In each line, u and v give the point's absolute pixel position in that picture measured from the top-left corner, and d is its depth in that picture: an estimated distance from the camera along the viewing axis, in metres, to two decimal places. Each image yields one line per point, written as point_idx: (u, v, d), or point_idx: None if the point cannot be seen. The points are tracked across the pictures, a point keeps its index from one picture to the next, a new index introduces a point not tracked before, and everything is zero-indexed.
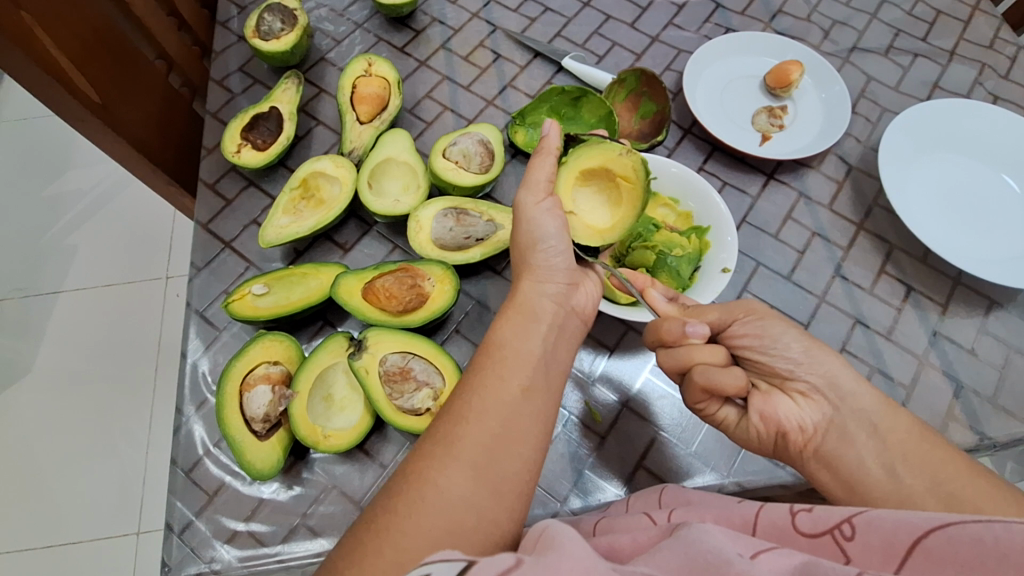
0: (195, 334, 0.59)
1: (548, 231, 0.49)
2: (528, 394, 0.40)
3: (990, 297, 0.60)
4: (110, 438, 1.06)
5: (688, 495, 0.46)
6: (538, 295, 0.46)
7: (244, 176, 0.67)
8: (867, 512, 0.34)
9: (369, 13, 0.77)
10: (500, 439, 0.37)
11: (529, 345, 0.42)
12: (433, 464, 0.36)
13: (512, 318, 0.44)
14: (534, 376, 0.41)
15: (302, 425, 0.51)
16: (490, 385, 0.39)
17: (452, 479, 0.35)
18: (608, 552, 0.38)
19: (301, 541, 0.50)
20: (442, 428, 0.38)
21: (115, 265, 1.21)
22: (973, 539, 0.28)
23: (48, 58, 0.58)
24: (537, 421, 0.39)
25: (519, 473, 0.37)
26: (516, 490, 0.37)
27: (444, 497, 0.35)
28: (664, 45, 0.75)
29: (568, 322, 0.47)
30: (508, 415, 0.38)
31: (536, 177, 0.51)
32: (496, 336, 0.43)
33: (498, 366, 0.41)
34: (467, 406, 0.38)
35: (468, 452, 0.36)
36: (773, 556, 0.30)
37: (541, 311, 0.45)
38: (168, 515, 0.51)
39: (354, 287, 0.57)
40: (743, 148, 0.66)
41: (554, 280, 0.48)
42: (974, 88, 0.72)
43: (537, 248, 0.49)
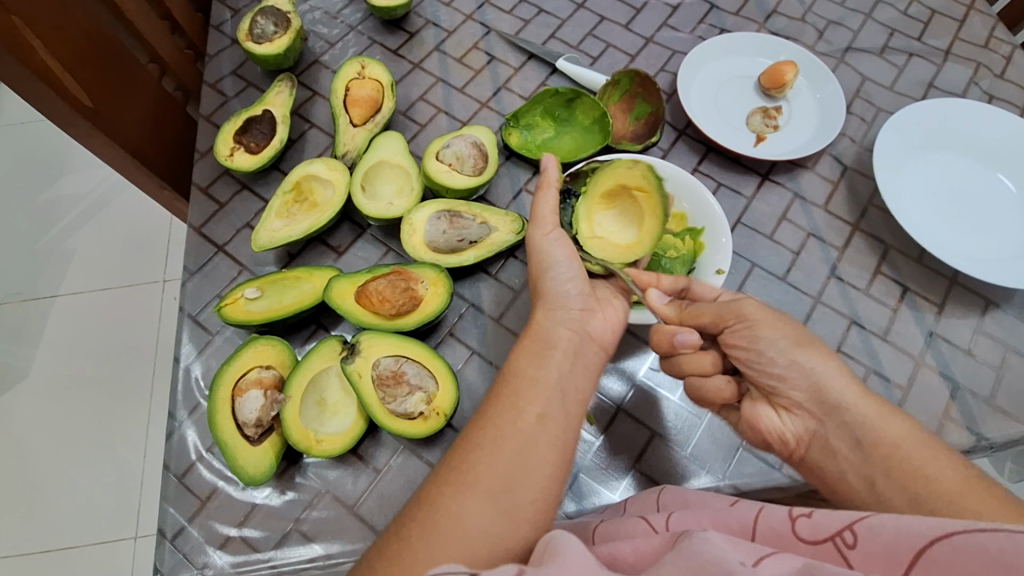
0: (188, 338, 0.59)
1: (561, 258, 0.50)
2: (544, 423, 0.39)
3: (986, 297, 0.60)
4: (108, 442, 1.06)
5: (686, 494, 0.46)
6: (557, 319, 0.46)
7: (237, 179, 0.67)
8: (870, 518, 0.33)
9: (362, 15, 0.77)
10: (516, 469, 0.37)
11: (547, 372, 0.42)
12: (447, 493, 0.36)
13: (530, 346, 0.44)
14: (550, 404, 0.40)
15: (295, 430, 0.51)
16: (506, 414, 0.39)
17: (466, 508, 0.35)
18: (609, 561, 0.37)
19: (295, 546, 0.50)
20: (457, 457, 0.38)
21: (111, 269, 1.21)
22: (979, 550, 0.28)
23: (40, 63, 0.58)
24: (553, 452, 0.39)
25: (537, 501, 0.37)
26: (532, 520, 0.36)
27: (458, 526, 0.35)
28: (658, 46, 0.75)
29: (588, 347, 0.46)
30: (525, 443, 0.38)
31: (544, 210, 0.52)
32: (513, 364, 0.43)
33: (514, 396, 0.40)
34: (483, 436, 0.38)
35: (481, 481, 0.36)
36: (776, 560, 0.31)
37: (557, 338, 0.44)
38: (161, 521, 0.51)
39: (346, 290, 0.56)
40: (738, 149, 0.66)
41: (572, 305, 0.47)
42: (970, 87, 0.72)
43: (555, 274, 0.49)
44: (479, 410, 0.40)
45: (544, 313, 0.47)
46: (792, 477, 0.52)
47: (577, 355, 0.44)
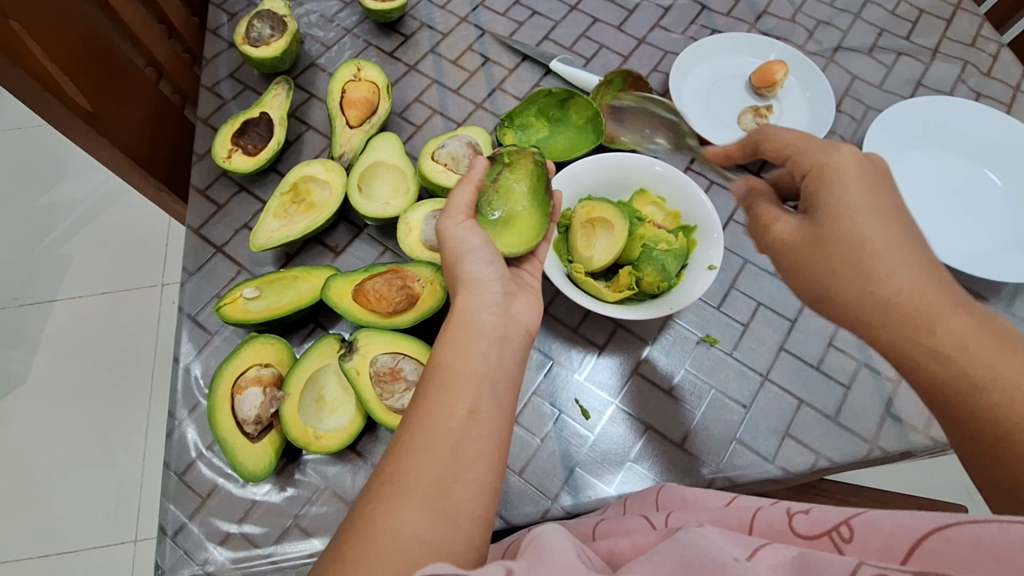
0: (187, 338, 0.59)
1: (474, 244, 0.48)
2: (475, 417, 0.38)
3: (975, 290, 0.61)
4: (108, 445, 1.06)
5: (684, 493, 0.47)
6: (474, 310, 0.44)
7: (235, 181, 0.68)
8: (866, 513, 0.34)
9: (358, 18, 0.78)
10: (449, 468, 0.35)
11: (466, 363, 0.40)
12: (383, 504, 0.34)
13: (449, 338, 0.42)
14: (479, 398, 0.39)
15: (293, 426, 0.51)
16: (433, 413, 0.38)
17: (402, 518, 0.33)
18: (608, 556, 0.38)
19: (295, 541, 0.50)
20: (389, 464, 0.36)
21: (109, 273, 1.21)
22: (972, 542, 0.29)
23: (37, 66, 0.58)
24: (488, 445, 0.37)
25: (475, 499, 0.35)
26: (473, 516, 0.35)
27: (397, 538, 0.33)
28: (650, 47, 0.76)
29: (512, 334, 0.44)
30: (456, 442, 0.37)
31: (459, 201, 0.50)
32: (437, 361, 0.41)
33: (437, 393, 0.39)
34: (415, 438, 0.37)
35: (420, 485, 0.35)
36: (772, 551, 0.32)
37: (478, 327, 0.43)
38: (162, 518, 0.51)
39: (343, 289, 0.57)
40: (730, 148, 0.67)
41: (487, 291, 0.46)
42: (957, 85, 0.73)
43: (460, 263, 0.47)
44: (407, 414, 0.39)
45: (466, 298, 0.45)
46: (784, 469, 0.53)
47: (502, 341, 0.43)
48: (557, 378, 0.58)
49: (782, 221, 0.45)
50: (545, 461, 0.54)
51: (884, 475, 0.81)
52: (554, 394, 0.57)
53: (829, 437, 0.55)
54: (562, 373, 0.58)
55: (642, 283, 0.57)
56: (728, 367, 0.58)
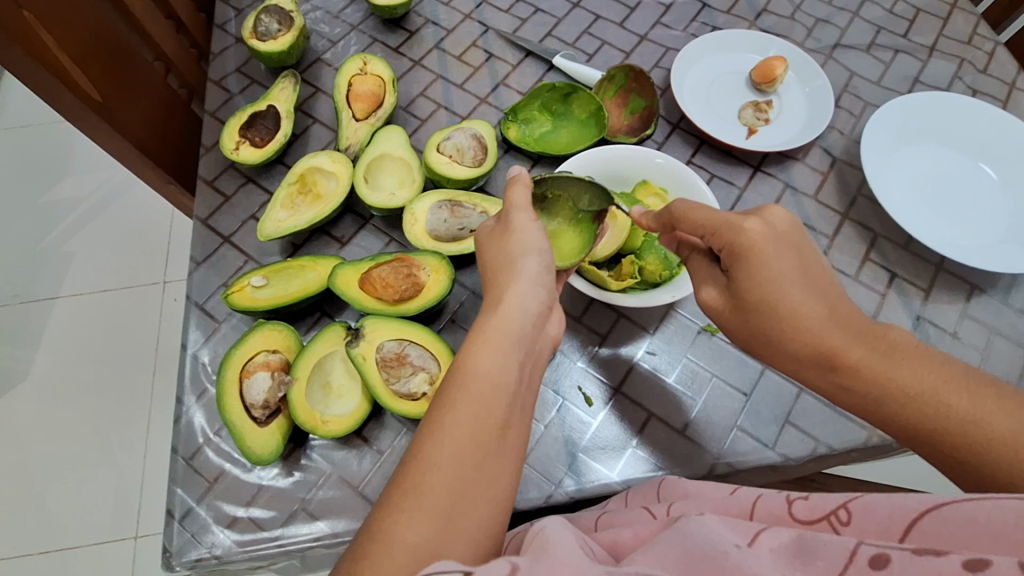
0: (195, 326, 0.60)
1: (529, 245, 0.48)
2: (503, 433, 0.39)
3: (971, 282, 0.62)
4: (110, 441, 1.07)
5: (686, 486, 0.47)
6: (519, 315, 0.44)
7: (242, 173, 0.69)
8: (862, 497, 0.35)
9: (363, 15, 0.79)
10: (473, 484, 0.36)
11: (502, 374, 0.40)
12: (401, 519, 0.35)
13: (491, 345, 0.42)
14: (509, 413, 0.40)
15: (301, 411, 0.52)
16: (465, 424, 0.38)
17: (423, 533, 0.34)
18: (610, 547, 0.39)
19: (302, 525, 0.51)
20: (409, 474, 0.36)
21: (112, 270, 1.22)
22: (967, 519, 0.30)
23: (50, 58, 0.59)
24: (510, 462, 0.39)
25: (491, 515, 0.37)
26: (488, 531, 0.36)
27: (416, 553, 0.33)
28: (652, 43, 0.77)
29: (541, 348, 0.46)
30: (483, 458, 0.37)
31: (521, 199, 0.50)
32: (472, 367, 0.40)
33: (474, 405, 0.38)
34: (438, 453, 0.37)
35: (437, 503, 0.35)
36: (772, 534, 0.33)
37: (520, 337, 0.43)
38: (169, 502, 0.52)
39: (350, 277, 0.58)
40: (730, 142, 0.68)
41: (535, 297, 0.46)
42: (954, 82, 0.74)
43: (519, 261, 0.47)
44: (434, 418, 0.38)
45: (515, 296, 0.45)
46: (784, 455, 0.54)
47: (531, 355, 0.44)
48: (561, 366, 0.59)
49: (707, 290, 0.50)
50: (548, 446, 0.55)
51: (884, 469, 0.81)
52: (558, 381, 0.58)
53: (829, 425, 0.55)
54: (565, 362, 0.59)
55: (644, 272, 0.58)
56: (729, 356, 0.59)
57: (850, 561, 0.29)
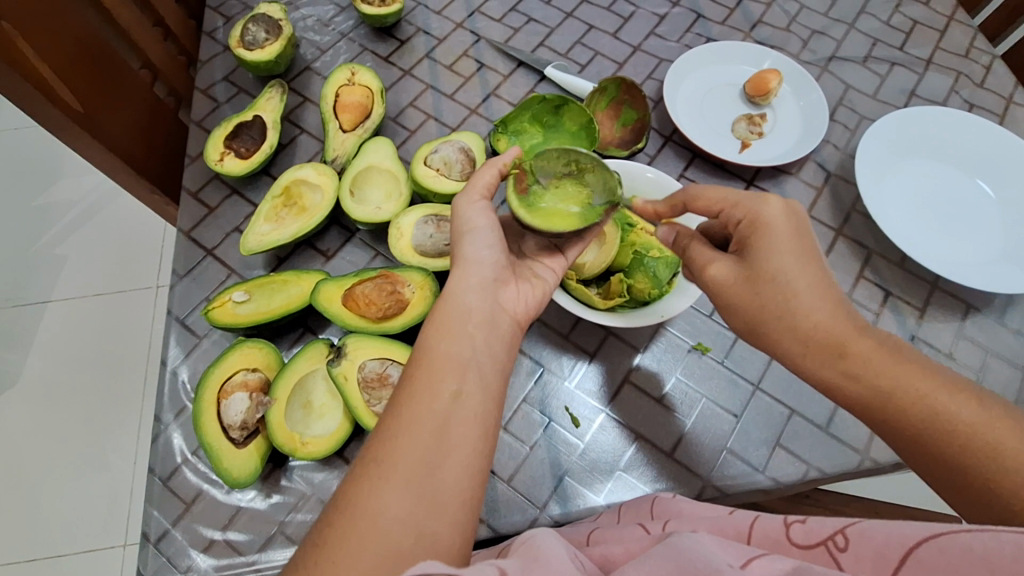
0: (175, 342, 0.59)
1: (482, 226, 0.47)
2: (461, 398, 0.38)
3: (967, 301, 0.61)
4: (98, 448, 1.05)
5: (679, 505, 0.46)
6: (466, 290, 0.44)
7: (227, 184, 0.68)
8: (862, 523, 0.33)
9: (354, 23, 0.78)
10: (432, 451, 0.36)
11: (455, 345, 0.40)
12: (364, 491, 0.34)
13: (442, 321, 0.42)
14: (465, 380, 0.39)
15: (279, 432, 0.51)
16: (417, 394, 0.38)
17: (384, 501, 0.34)
18: (602, 563, 0.38)
19: (279, 549, 0.50)
20: (371, 450, 0.36)
21: (102, 275, 1.21)
22: (964, 549, 0.28)
23: (30, 68, 0.58)
24: (474, 427, 0.37)
25: (460, 481, 0.35)
26: (458, 500, 0.35)
27: (377, 523, 0.33)
28: (646, 54, 0.76)
29: (500, 318, 0.45)
30: (442, 423, 0.37)
31: (481, 181, 0.49)
32: (424, 341, 0.41)
33: (425, 375, 0.39)
34: (395, 423, 0.37)
35: (398, 472, 0.34)
36: (766, 560, 0.31)
37: (468, 312, 0.43)
38: (145, 524, 0.51)
39: (333, 294, 0.57)
40: (723, 156, 0.67)
41: (483, 273, 0.46)
42: (950, 96, 0.73)
43: (464, 240, 0.47)
44: (391, 397, 0.39)
45: (460, 275, 0.45)
46: (775, 479, 0.53)
47: (489, 326, 0.43)
48: (548, 385, 0.57)
49: (714, 265, 0.46)
50: (534, 468, 0.53)
51: None
52: (545, 400, 0.57)
53: (820, 448, 0.54)
54: (553, 380, 0.58)
55: (633, 291, 0.57)
56: (719, 376, 0.58)
57: None
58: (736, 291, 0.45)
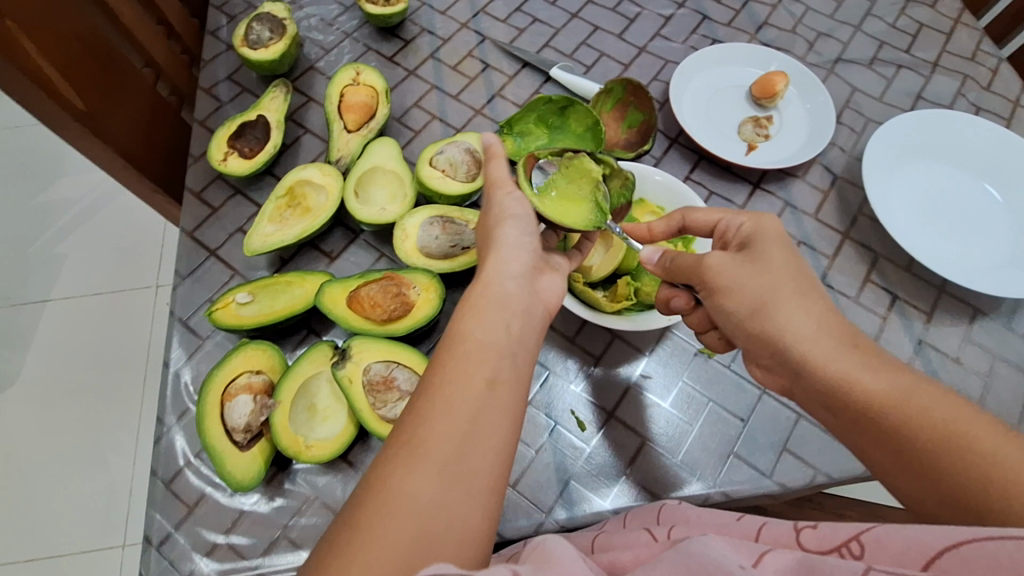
0: (178, 343, 0.58)
1: (512, 215, 0.49)
2: (494, 389, 0.39)
3: (974, 306, 0.60)
4: (97, 447, 1.04)
5: (687, 512, 0.45)
6: (503, 279, 0.46)
7: (230, 184, 0.67)
8: (878, 529, 0.32)
9: (358, 22, 0.78)
10: (468, 436, 0.36)
11: (492, 333, 0.42)
12: (396, 470, 0.35)
13: (479, 306, 0.43)
14: (498, 368, 0.40)
15: (284, 435, 0.50)
16: (454, 381, 0.38)
17: (418, 484, 0.34)
18: (607, 567, 0.37)
19: (282, 554, 0.49)
20: (406, 430, 0.37)
21: (102, 274, 1.20)
22: (991, 560, 0.27)
23: (34, 68, 0.58)
24: (505, 419, 0.38)
25: (489, 469, 0.36)
26: (488, 485, 0.36)
27: (408, 501, 0.33)
28: (651, 56, 0.76)
29: (534, 305, 0.46)
30: (476, 411, 0.37)
31: (497, 171, 0.51)
32: (459, 327, 0.42)
33: (458, 364, 0.39)
34: (430, 407, 0.37)
35: (432, 453, 0.35)
36: (776, 555, 0.31)
37: (504, 297, 0.44)
38: (147, 527, 0.50)
39: (338, 295, 0.56)
40: (729, 159, 0.66)
41: (518, 264, 0.47)
42: (957, 99, 0.73)
43: (497, 232, 0.48)
44: (424, 381, 0.39)
45: (494, 266, 0.46)
46: (782, 484, 0.53)
47: (524, 315, 0.44)
48: (554, 388, 0.57)
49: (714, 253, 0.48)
50: (540, 474, 0.53)
51: None
52: (551, 404, 0.56)
53: (828, 453, 0.54)
54: (557, 384, 0.57)
55: (639, 294, 0.57)
56: (725, 381, 0.57)
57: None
58: (735, 275, 0.46)
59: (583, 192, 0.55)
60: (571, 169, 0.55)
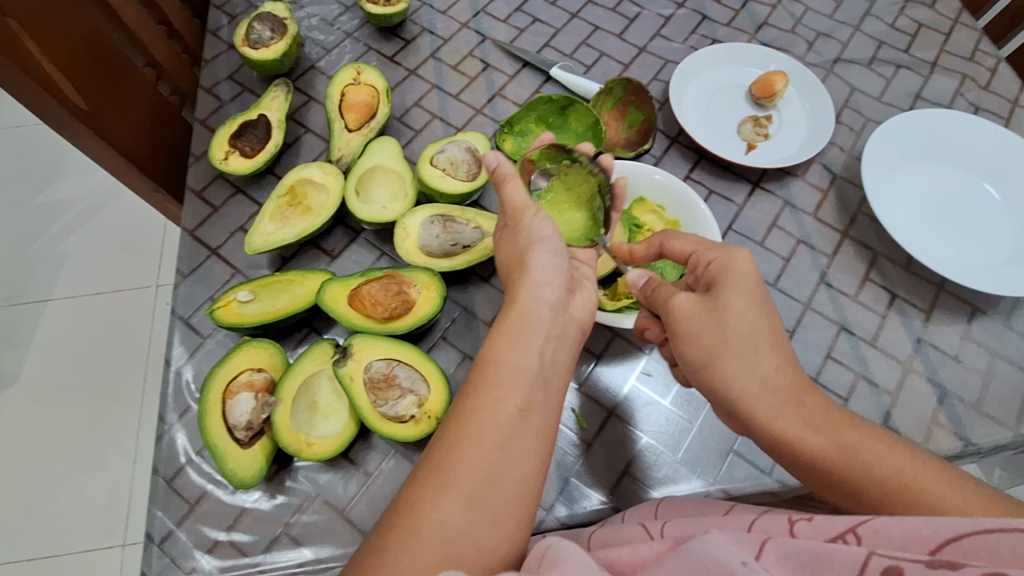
0: (179, 341, 0.59)
1: (545, 235, 0.49)
2: (527, 415, 0.39)
3: (973, 304, 0.61)
4: (97, 446, 1.04)
5: (684, 508, 0.45)
6: (535, 302, 0.46)
7: (231, 183, 0.67)
8: (872, 522, 0.32)
9: (359, 22, 0.78)
10: (496, 464, 0.37)
11: (522, 360, 0.42)
12: (427, 496, 0.36)
13: (508, 332, 0.44)
14: (531, 396, 0.40)
15: (286, 433, 0.51)
16: (485, 407, 0.39)
17: (447, 510, 0.35)
18: (608, 566, 0.37)
19: (284, 550, 0.49)
20: (438, 453, 0.38)
21: (102, 274, 1.20)
22: (992, 553, 0.27)
23: (36, 66, 0.58)
24: (535, 445, 0.39)
25: (517, 499, 0.37)
26: (516, 515, 0.37)
27: (439, 529, 0.34)
28: (651, 55, 0.76)
29: (567, 330, 0.46)
30: (507, 438, 0.38)
31: (515, 194, 0.50)
32: (491, 353, 0.42)
33: (492, 387, 0.40)
34: (462, 432, 0.38)
35: (464, 481, 0.36)
36: (778, 543, 0.31)
37: (532, 322, 0.45)
38: (149, 524, 0.50)
39: (339, 294, 0.56)
40: (729, 158, 0.66)
41: (552, 285, 0.47)
42: (955, 99, 0.73)
43: (527, 257, 0.48)
44: (455, 405, 0.40)
45: (527, 291, 0.46)
46: (782, 482, 0.53)
47: (555, 338, 0.45)
48: None
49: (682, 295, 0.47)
50: None
51: None
52: None
53: None
54: None
55: None
56: None
57: (862, 571, 0.28)
58: (698, 324, 0.46)
59: (585, 198, 0.58)
60: (568, 176, 0.58)
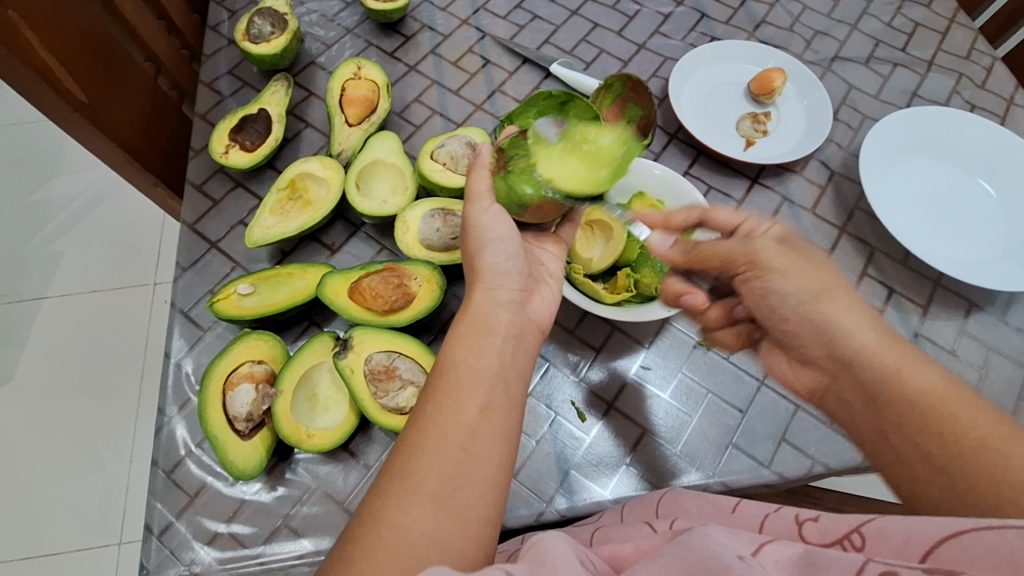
0: (179, 334, 0.59)
1: (498, 235, 0.50)
2: (487, 414, 0.39)
3: (968, 299, 0.61)
4: (93, 445, 1.04)
5: (687, 508, 0.45)
6: (490, 304, 0.46)
7: (231, 176, 0.67)
8: (878, 521, 0.32)
9: (359, 18, 0.78)
10: (460, 465, 0.36)
11: (481, 360, 0.41)
12: (390, 502, 0.35)
13: (466, 334, 0.43)
14: (490, 396, 0.39)
15: (286, 424, 0.51)
16: (444, 410, 0.38)
17: (409, 515, 0.34)
18: (610, 562, 0.37)
19: (283, 542, 0.49)
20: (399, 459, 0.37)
21: (100, 271, 1.20)
22: (991, 551, 0.26)
23: (34, 59, 0.58)
24: (497, 440, 0.38)
25: (482, 497, 0.36)
26: (481, 514, 0.36)
27: (403, 535, 0.33)
28: (650, 53, 0.76)
29: (525, 330, 0.46)
30: (468, 436, 0.37)
31: (480, 184, 0.52)
32: (449, 354, 0.41)
33: (453, 388, 0.39)
34: (424, 434, 0.37)
35: (427, 484, 0.35)
36: (777, 546, 0.31)
37: (491, 323, 0.44)
38: (148, 517, 0.50)
39: (339, 287, 0.57)
40: (727, 155, 0.67)
41: (506, 288, 0.47)
42: (952, 97, 0.73)
43: (482, 258, 0.49)
44: (416, 411, 0.39)
45: (481, 296, 0.46)
46: (781, 474, 0.53)
47: (515, 340, 0.44)
48: (554, 377, 0.58)
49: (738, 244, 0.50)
50: (541, 463, 0.53)
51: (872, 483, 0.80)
52: (549, 394, 0.57)
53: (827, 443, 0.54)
54: (558, 372, 0.58)
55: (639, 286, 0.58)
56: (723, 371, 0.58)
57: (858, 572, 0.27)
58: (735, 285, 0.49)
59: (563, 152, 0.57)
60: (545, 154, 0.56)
